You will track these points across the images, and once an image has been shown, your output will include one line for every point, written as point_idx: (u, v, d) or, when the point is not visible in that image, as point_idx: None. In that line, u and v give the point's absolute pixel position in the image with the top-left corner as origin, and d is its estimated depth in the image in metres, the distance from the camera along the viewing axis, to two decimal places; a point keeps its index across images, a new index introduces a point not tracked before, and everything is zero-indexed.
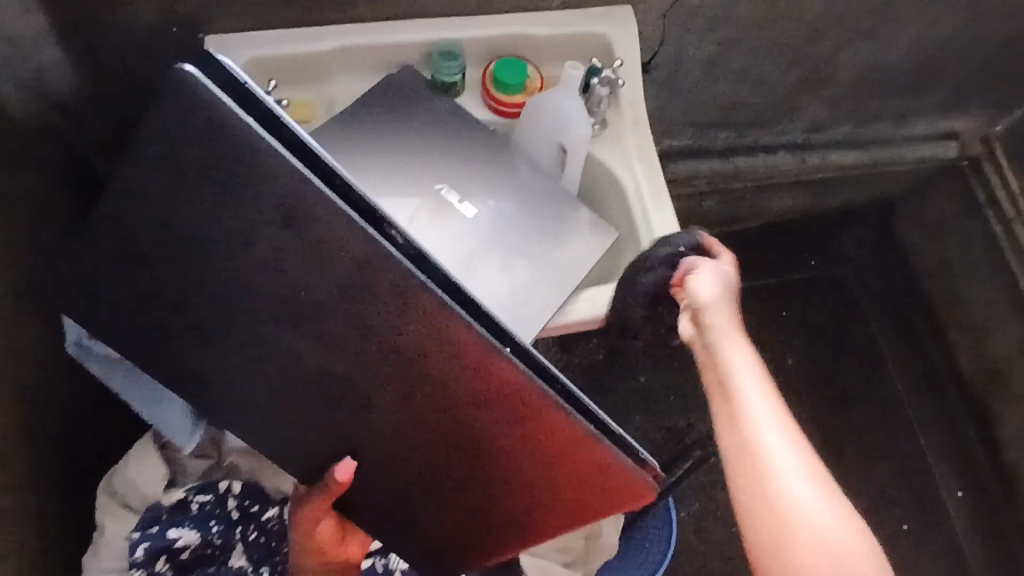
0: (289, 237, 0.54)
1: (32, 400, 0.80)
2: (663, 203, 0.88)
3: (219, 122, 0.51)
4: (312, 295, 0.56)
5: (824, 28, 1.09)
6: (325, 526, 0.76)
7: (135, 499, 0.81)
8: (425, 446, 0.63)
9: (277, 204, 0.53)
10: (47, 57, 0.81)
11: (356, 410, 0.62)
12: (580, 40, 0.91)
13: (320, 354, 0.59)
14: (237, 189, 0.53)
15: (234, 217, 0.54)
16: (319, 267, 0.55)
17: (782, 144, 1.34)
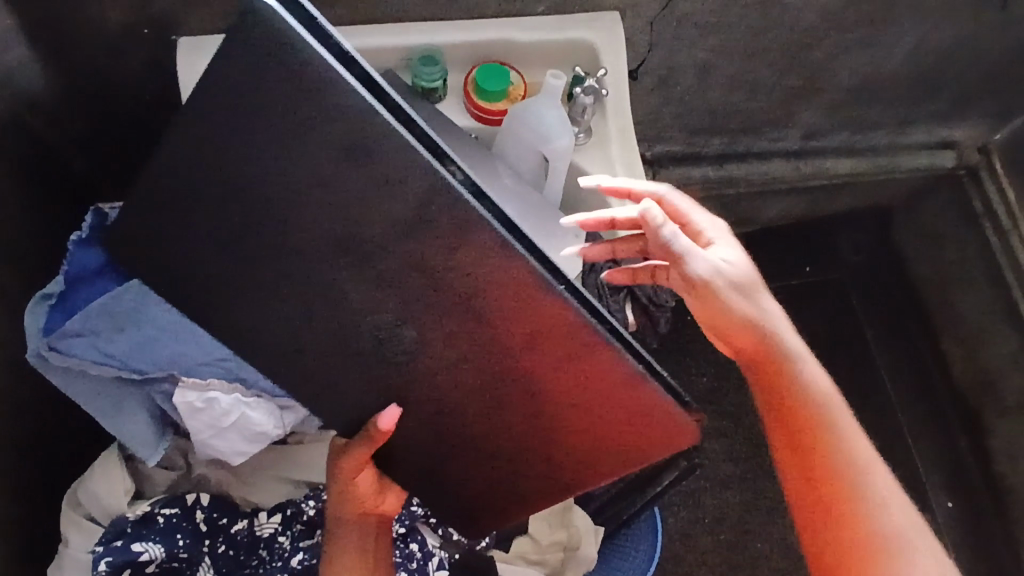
0: (353, 172, 0.50)
1: (6, 404, 0.80)
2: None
3: (290, 54, 0.47)
4: (341, 242, 0.53)
5: (818, 36, 1.07)
6: (364, 475, 0.70)
7: (98, 511, 0.73)
8: (473, 397, 0.60)
9: (341, 138, 0.49)
10: (21, 55, 0.80)
11: (407, 361, 0.59)
12: (568, 45, 0.89)
13: (370, 299, 0.56)
14: (297, 127, 0.50)
15: (286, 163, 0.51)
16: (373, 207, 0.51)
17: (776, 149, 1.32)
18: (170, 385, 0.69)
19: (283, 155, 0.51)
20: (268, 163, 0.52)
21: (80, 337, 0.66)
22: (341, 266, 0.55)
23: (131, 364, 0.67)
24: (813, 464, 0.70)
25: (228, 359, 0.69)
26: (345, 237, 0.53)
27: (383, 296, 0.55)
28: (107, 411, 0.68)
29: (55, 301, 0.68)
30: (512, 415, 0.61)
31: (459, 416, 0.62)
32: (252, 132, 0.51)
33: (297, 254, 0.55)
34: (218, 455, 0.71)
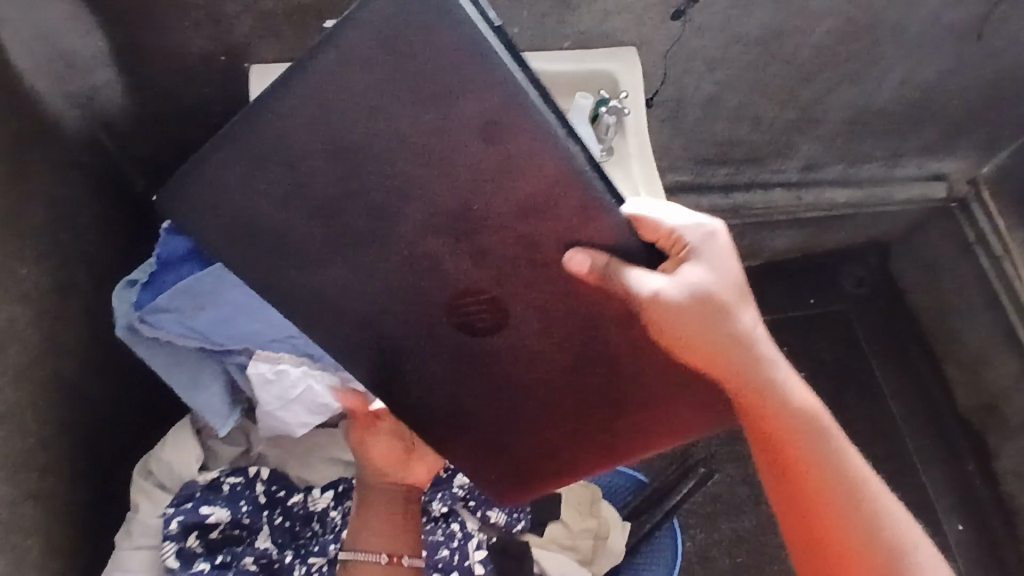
0: (484, 148, 0.53)
1: (83, 391, 0.87)
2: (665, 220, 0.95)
3: (445, 22, 0.49)
4: (442, 212, 0.56)
5: (812, 73, 1.18)
6: (381, 439, 0.82)
7: (169, 479, 0.79)
8: (560, 362, 0.66)
9: (480, 115, 0.52)
10: (106, 76, 0.90)
11: (494, 330, 0.63)
12: (591, 74, 0.99)
13: (468, 271, 0.59)
14: (433, 99, 0.51)
15: (408, 141, 0.53)
16: (502, 184, 0.54)
17: (778, 181, 1.42)
18: (244, 357, 0.76)
19: (411, 130, 0.53)
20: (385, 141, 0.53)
21: (166, 313, 0.73)
22: (441, 242, 0.58)
23: (212, 336, 0.75)
24: (807, 490, 0.64)
25: (297, 335, 0.76)
26: (458, 213, 0.56)
27: (482, 266, 0.59)
28: (187, 384, 0.76)
29: (143, 284, 0.76)
30: (590, 383, 0.67)
31: (542, 383, 0.68)
32: (376, 102, 0.52)
33: (391, 234, 0.58)
34: (283, 426, 0.78)
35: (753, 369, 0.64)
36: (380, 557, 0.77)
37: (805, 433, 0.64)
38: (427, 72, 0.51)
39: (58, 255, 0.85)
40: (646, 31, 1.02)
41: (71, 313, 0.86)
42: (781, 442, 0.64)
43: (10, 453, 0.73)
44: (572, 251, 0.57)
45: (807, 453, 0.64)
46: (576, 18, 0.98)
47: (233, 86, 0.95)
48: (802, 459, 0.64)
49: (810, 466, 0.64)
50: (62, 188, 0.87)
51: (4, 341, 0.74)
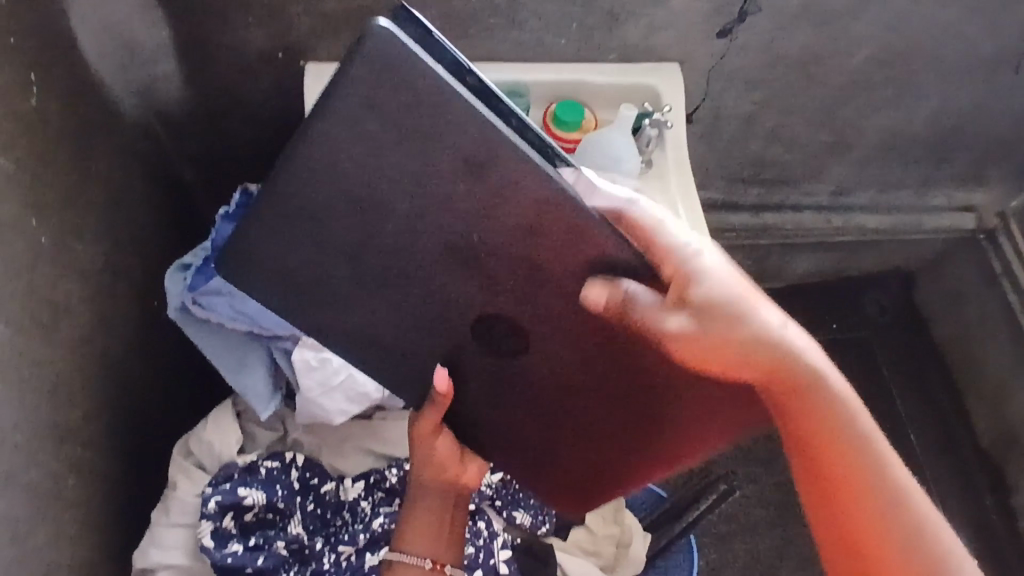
0: (470, 181, 0.55)
1: (126, 371, 0.89)
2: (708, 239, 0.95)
3: (410, 76, 0.51)
4: (442, 244, 0.59)
5: (849, 98, 1.19)
6: (443, 442, 0.78)
7: (208, 460, 0.81)
8: (593, 386, 0.68)
9: (459, 152, 0.53)
10: (166, 66, 0.93)
11: (515, 350, 0.66)
12: (633, 88, 1.01)
13: (482, 296, 0.62)
14: (409, 145, 0.54)
15: (406, 177, 0.55)
16: (491, 214, 0.56)
17: (808, 203, 1.44)
18: (291, 343, 0.78)
19: (404, 169, 0.55)
20: (389, 183, 0.56)
21: (218, 296, 0.76)
22: (454, 268, 0.60)
23: (260, 322, 0.76)
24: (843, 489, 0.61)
25: None
26: (463, 246, 0.58)
27: (499, 283, 0.61)
28: (233, 366, 0.78)
29: (196, 268, 0.78)
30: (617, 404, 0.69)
31: (570, 405, 0.70)
32: (372, 146, 0.54)
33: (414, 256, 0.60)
34: (323, 413, 0.79)
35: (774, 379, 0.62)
36: (425, 563, 0.76)
37: (837, 441, 0.61)
38: (402, 119, 0.52)
39: (111, 236, 0.87)
40: (690, 49, 1.03)
41: (119, 293, 0.88)
42: (814, 452, 0.62)
43: (58, 426, 0.75)
44: (590, 283, 0.59)
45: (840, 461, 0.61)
46: (623, 33, 1.00)
47: (287, 83, 0.98)
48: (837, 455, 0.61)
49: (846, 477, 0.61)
50: (118, 171, 0.90)
51: (58, 316, 0.76)
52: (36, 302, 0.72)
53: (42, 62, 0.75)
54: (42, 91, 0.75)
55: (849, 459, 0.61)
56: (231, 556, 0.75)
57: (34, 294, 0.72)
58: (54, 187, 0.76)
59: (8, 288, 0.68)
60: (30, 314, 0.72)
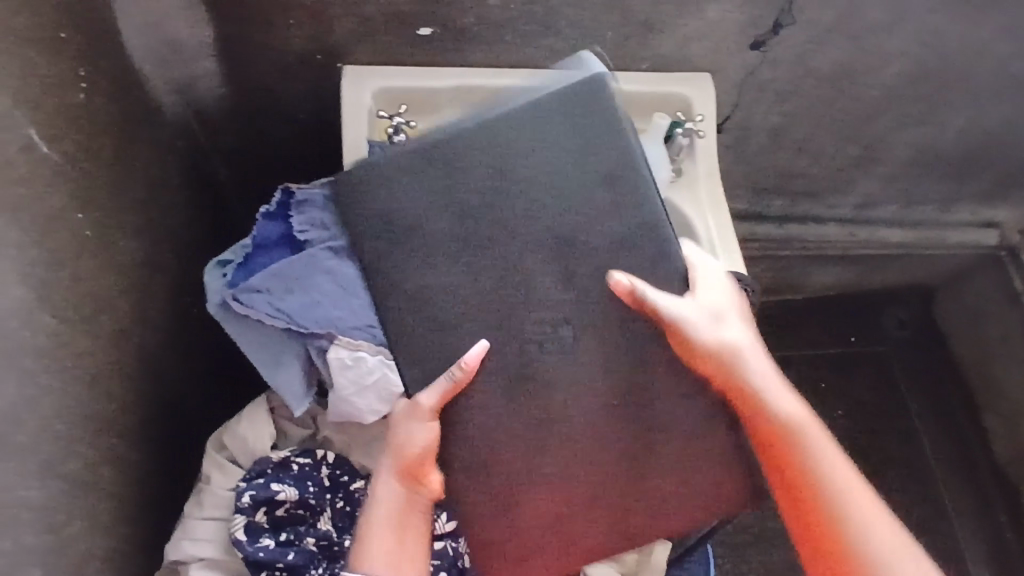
0: (602, 198, 0.77)
1: (161, 365, 0.90)
2: (737, 254, 0.98)
3: (601, 110, 0.79)
4: (546, 229, 0.75)
5: (877, 113, 1.20)
6: (422, 443, 0.74)
7: (242, 454, 0.82)
8: (618, 390, 0.75)
9: (607, 174, 0.77)
10: (205, 65, 0.95)
11: (559, 351, 0.74)
12: (665, 97, 1.02)
13: (555, 283, 0.75)
14: (574, 160, 0.77)
15: (557, 176, 0.77)
16: (603, 224, 0.76)
17: (832, 216, 1.44)
18: (326, 342, 0.79)
19: (564, 171, 0.77)
20: (518, 180, 0.76)
21: (258, 293, 0.77)
22: (541, 255, 0.75)
23: (297, 319, 0.78)
24: (795, 476, 0.74)
25: (376, 325, 0.79)
26: (568, 240, 0.75)
27: (572, 279, 0.75)
28: (269, 363, 0.79)
29: (237, 265, 0.80)
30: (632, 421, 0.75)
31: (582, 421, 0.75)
32: (524, 151, 0.77)
33: (506, 244, 0.75)
34: (354, 412, 0.80)
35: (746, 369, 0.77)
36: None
37: (788, 430, 0.75)
38: (586, 140, 0.78)
39: (150, 232, 0.89)
40: (723, 60, 1.04)
41: (157, 288, 0.89)
42: (775, 442, 0.75)
43: (96, 416, 0.76)
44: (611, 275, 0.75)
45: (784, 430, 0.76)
46: (657, 43, 1.00)
47: (325, 83, 0.99)
48: (792, 449, 0.75)
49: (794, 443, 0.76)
50: (158, 167, 0.91)
51: (100, 308, 0.77)
52: (80, 294, 0.74)
53: (92, 58, 0.76)
54: (91, 87, 0.76)
55: (805, 455, 0.74)
56: (263, 551, 0.76)
57: (78, 287, 0.73)
58: (99, 181, 0.77)
59: (53, 278, 0.69)
60: (75, 307, 0.73)
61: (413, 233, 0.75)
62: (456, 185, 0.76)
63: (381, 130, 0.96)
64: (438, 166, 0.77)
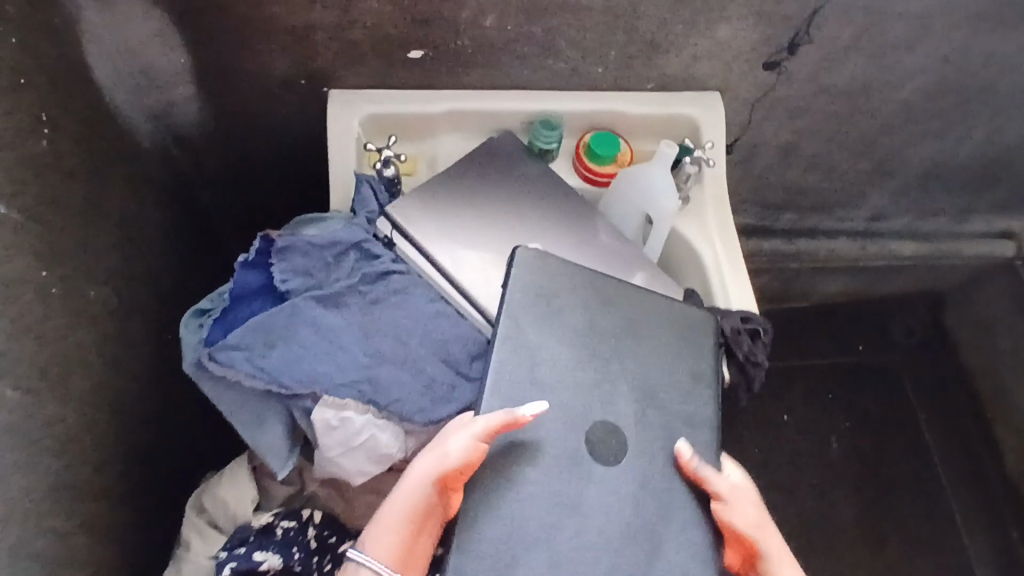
0: (678, 380, 0.76)
1: (141, 416, 0.85)
2: (746, 290, 0.92)
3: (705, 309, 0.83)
4: (621, 372, 0.75)
5: (894, 128, 1.13)
6: (466, 463, 0.66)
7: (223, 518, 0.78)
8: (655, 509, 0.70)
9: (690, 366, 0.77)
10: (183, 91, 0.88)
11: (609, 464, 0.71)
12: (671, 119, 0.96)
13: (616, 408, 0.73)
14: (673, 338, 0.78)
15: (651, 341, 0.77)
16: (675, 396, 0.75)
17: (843, 229, 1.38)
18: (310, 402, 0.73)
19: (657, 341, 0.77)
20: (637, 335, 0.77)
21: (236, 350, 0.72)
22: (614, 382, 0.74)
23: (279, 379, 0.72)
24: None
25: (366, 380, 0.74)
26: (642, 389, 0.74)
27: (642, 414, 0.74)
28: (250, 424, 0.74)
29: (213, 321, 0.74)
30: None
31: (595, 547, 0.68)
32: (638, 304, 0.78)
33: (594, 372, 0.74)
34: (343, 472, 0.76)
35: (780, 566, 0.68)
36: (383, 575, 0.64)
37: None
38: (692, 325, 0.79)
39: (126, 276, 0.83)
40: (734, 79, 0.98)
41: (135, 335, 0.84)
42: None
43: (69, 483, 0.71)
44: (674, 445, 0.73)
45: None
46: (665, 63, 0.93)
47: (311, 107, 0.93)
48: None
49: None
50: (135, 206, 0.85)
51: (70, 367, 0.72)
52: (47, 356, 0.68)
53: (57, 101, 0.70)
54: (55, 131, 0.70)
55: None
56: None
57: (46, 347, 0.68)
58: (67, 230, 0.72)
59: (16, 347, 0.64)
60: (43, 369, 0.68)
61: (510, 317, 0.75)
62: (570, 296, 0.77)
63: (370, 163, 0.91)
64: (564, 275, 0.78)
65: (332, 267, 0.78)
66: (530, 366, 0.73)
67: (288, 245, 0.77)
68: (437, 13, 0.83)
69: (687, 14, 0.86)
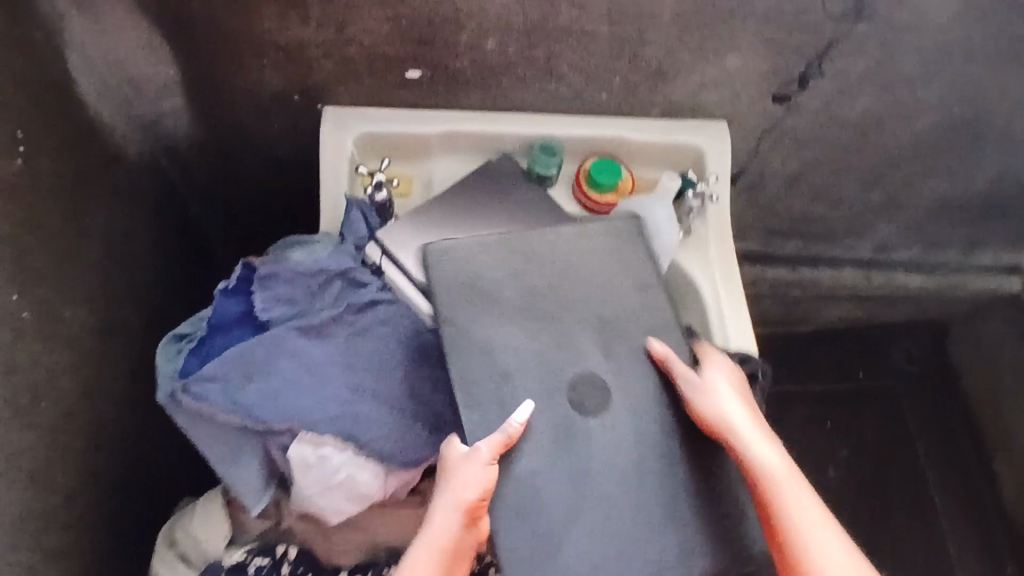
0: (619, 298, 0.73)
1: (118, 438, 0.82)
2: (746, 331, 0.90)
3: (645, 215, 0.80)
4: (572, 323, 0.71)
5: (905, 161, 1.10)
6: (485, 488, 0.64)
7: (193, 553, 0.75)
8: (649, 437, 0.69)
9: (630, 278, 0.74)
10: (173, 103, 0.86)
11: (601, 413, 0.69)
12: (675, 148, 0.93)
13: (591, 375, 0.70)
14: (603, 259, 0.74)
15: (587, 276, 0.73)
16: (627, 328, 0.72)
17: (848, 258, 1.35)
18: (287, 438, 0.70)
19: (590, 265, 0.74)
20: (570, 282, 0.73)
21: (212, 382, 0.69)
22: (578, 342, 0.71)
23: (255, 414, 0.69)
24: None
25: (346, 415, 0.71)
26: (600, 334, 0.71)
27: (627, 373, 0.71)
28: (226, 459, 0.71)
29: (190, 351, 0.72)
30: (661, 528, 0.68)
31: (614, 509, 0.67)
32: (559, 238, 0.74)
33: (551, 336, 0.70)
34: (320, 512, 0.73)
35: (746, 447, 0.68)
36: None
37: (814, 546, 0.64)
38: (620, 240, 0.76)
39: (109, 295, 0.81)
40: (742, 109, 0.94)
41: (115, 355, 0.81)
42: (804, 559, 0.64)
43: (35, 514, 0.68)
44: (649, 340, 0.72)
45: (796, 519, 0.65)
46: (670, 90, 0.90)
47: (304, 122, 0.90)
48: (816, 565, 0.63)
49: (793, 532, 0.65)
50: (120, 222, 0.82)
51: (40, 393, 0.69)
52: (17, 383, 0.66)
53: (35, 117, 0.67)
54: (33, 151, 0.67)
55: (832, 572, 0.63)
56: None
57: (15, 374, 0.65)
58: (43, 251, 0.69)
59: None
60: (11, 397, 0.65)
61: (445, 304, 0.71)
62: (487, 258, 0.73)
63: (362, 186, 0.88)
64: (475, 243, 0.73)
65: (316, 294, 0.75)
66: (496, 360, 0.69)
67: (260, 276, 0.74)
68: (436, 34, 0.79)
69: (696, 44, 0.83)
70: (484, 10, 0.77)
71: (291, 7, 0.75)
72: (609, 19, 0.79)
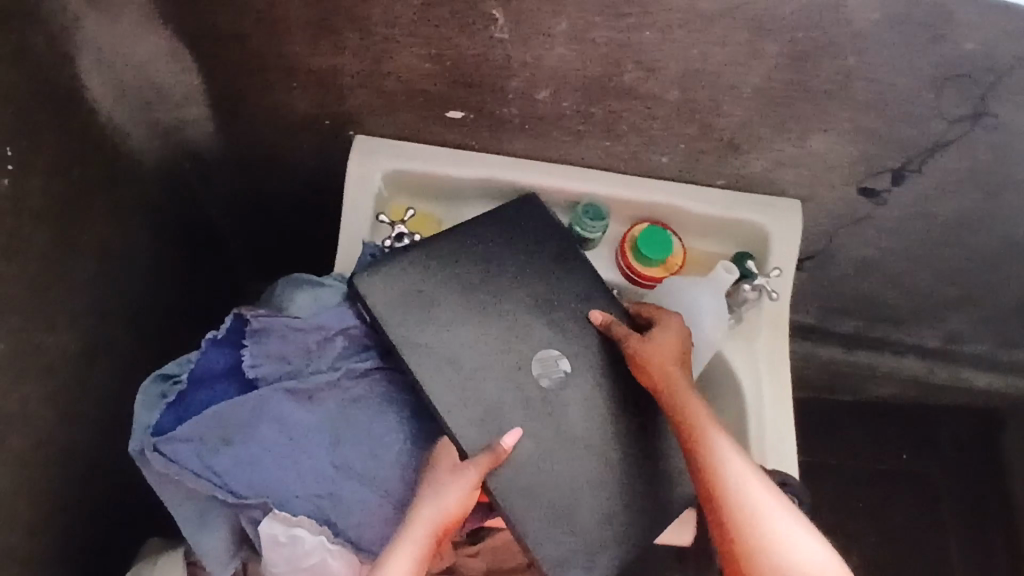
0: (535, 265, 0.72)
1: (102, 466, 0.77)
2: (788, 445, 0.79)
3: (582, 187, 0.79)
4: (514, 313, 0.69)
5: (997, 261, 0.97)
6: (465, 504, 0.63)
7: None
8: (605, 416, 0.69)
9: (548, 250, 0.73)
10: (196, 113, 0.79)
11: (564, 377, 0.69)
12: (736, 225, 0.83)
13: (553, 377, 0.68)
14: (523, 237, 0.73)
15: (510, 260, 0.72)
16: (561, 310, 0.71)
17: (910, 344, 1.22)
18: (260, 512, 0.65)
19: (510, 240, 0.72)
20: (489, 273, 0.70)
21: (186, 442, 0.64)
22: (533, 343, 0.69)
23: (229, 481, 0.64)
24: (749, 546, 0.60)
25: (324, 494, 0.65)
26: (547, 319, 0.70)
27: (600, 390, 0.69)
28: (191, 519, 0.65)
29: (169, 403, 0.66)
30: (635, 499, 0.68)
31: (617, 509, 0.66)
32: (489, 226, 0.72)
33: (499, 336, 0.68)
34: None
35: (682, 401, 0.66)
36: None
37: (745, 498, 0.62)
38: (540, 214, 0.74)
39: (105, 315, 0.76)
40: (820, 190, 0.83)
41: (107, 379, 0.76)
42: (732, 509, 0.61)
43: None
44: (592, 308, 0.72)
45: (729, 472, 0.63)
46: (740, 163, 0.80)
47: (333, 145, 0.83)
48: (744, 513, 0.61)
49: (721, 483, 0.63)
50: (124, 235, 0.77)
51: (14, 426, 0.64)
52: None
53: (30, 131, 0.61)
54: (29, 169, 0.61)
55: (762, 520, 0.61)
56: None
57: None
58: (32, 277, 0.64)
59: None
60: None
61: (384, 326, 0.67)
62: (409, 271, 0.69)
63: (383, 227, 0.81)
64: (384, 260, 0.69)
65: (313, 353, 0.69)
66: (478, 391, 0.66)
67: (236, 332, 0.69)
68: (483, 77, 0.71)
69: (778, 121, 0.73)
70: (539, 59, 0.68)
71: (325, 34, 0.67)
72: (680, 85, 0.69)
